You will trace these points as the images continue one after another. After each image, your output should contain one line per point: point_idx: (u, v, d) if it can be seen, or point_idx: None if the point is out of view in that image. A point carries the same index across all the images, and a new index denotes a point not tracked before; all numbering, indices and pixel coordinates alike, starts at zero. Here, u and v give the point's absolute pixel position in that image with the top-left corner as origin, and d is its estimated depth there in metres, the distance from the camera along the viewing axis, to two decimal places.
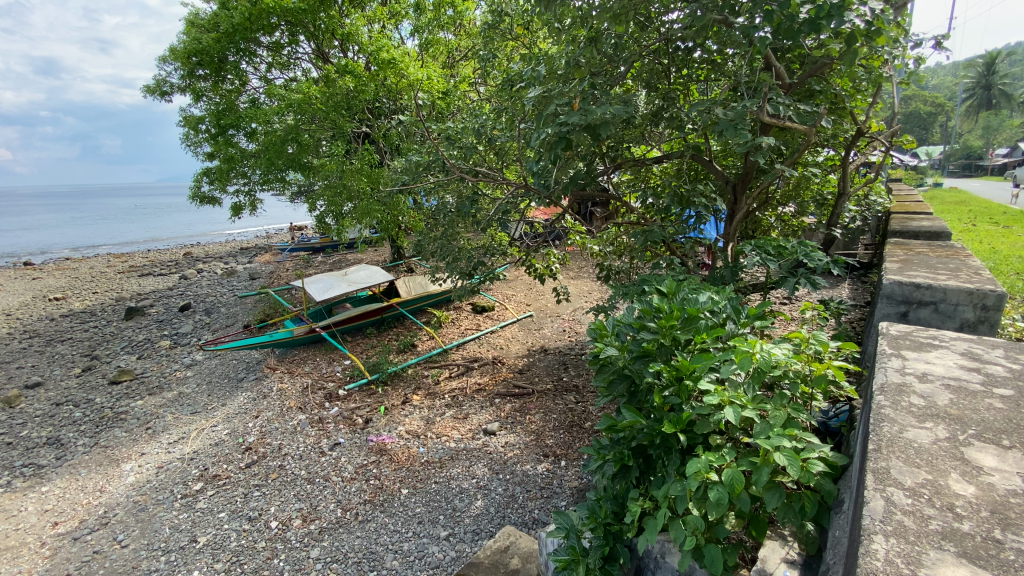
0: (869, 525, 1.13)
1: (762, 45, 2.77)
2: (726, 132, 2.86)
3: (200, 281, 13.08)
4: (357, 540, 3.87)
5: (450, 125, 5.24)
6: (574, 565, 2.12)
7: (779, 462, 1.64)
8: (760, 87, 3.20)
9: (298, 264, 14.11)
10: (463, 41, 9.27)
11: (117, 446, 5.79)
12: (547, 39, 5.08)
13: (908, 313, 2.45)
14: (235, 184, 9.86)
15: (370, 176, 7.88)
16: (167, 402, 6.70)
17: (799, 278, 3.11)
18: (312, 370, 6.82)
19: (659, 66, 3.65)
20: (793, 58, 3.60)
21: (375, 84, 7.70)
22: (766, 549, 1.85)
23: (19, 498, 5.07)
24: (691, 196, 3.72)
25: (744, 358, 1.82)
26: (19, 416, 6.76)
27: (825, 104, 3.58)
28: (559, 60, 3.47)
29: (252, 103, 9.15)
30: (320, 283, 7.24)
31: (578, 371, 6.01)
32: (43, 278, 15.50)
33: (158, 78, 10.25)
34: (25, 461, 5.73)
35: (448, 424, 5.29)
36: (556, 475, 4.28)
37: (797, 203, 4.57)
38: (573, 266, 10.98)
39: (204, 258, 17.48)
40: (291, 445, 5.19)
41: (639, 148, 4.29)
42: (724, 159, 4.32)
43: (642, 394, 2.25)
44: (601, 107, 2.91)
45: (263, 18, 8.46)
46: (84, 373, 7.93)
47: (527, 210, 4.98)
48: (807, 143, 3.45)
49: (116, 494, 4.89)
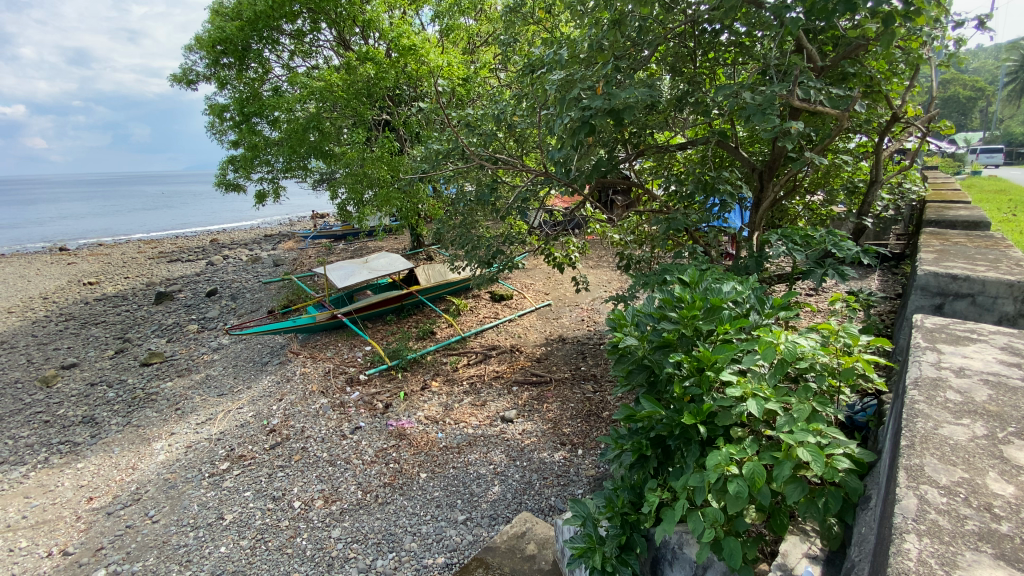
0: (901, 523, 1.10)
1: (795, 27, 2.65)
2: (753, 118, 2.79)
3: (226, 267, 13.40)
4: (377, 522, 3.95)
5: (470, 112, 5.21)
6: (591, 553, 2.12)
7: (802, 456, 1.60)
8: (790, 70, 3.09)
9: (321, 251, 14.34)
10: (484, 26, 9.17)
11: (149, 426, 6.02)
12: (570, 23, 4.97)
13: (944, 305, 2.36)
14: (259, 172, 10.01)
15: (390, 163, 7.93)
16: (195, 384, 6.92)
17: (827, 269, 2.98)
18: (334, 356, 6.93)
19: (685, 49, 3.54)
20: (826, 39, 3.47)
21: (395, 71, 7.68)
22: (787, 544, 1.83)
23: (57, 474, 5.32)
24: (716, 182, 3.57)
25: (769, 349, 1.79)
26: (56, 396, 7.07)
27: (858, 87, 3.47)
28: (582, 43, 3.37)
29: (275, 90, 9.23)
30: (341, 269, 7.34)
31: (596, 360, 5.99)
32: (78, 262, 16.11)
33: (184, 67, 10.43)
34: (62, 438, 6.00)
35: (466, 410, 5.35)
36: (573, 463, 4.30)
37: (825, 191, 4.44)
38: (592, 255, 10.89)
39: (230, 245, 17.86)
40: (313, 428, 5.30)
41: (663, 134, 4.20)
42: (751, 146, 4.19)
43: (661, 384, 2.21)
44: (625, 91, 2.84)
45: (285, 5, 8.51)
46: (117, 355, 8.23)
47: (546, 198, 4.92)
48: (838, 129, 3.30)
49: (147, 471, 5.08)
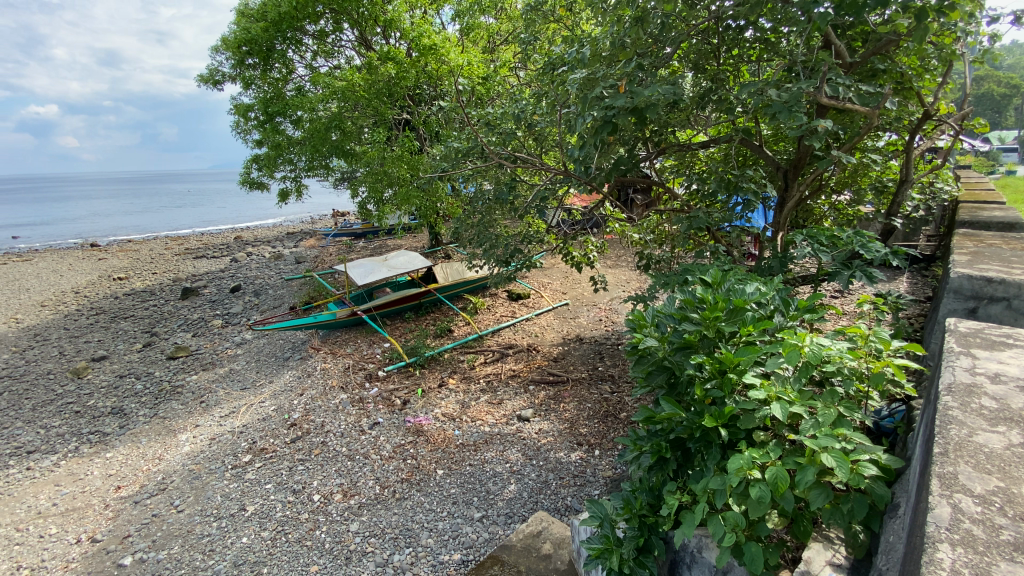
0: (934, 532, 1.08)
1: (824, 22, 2.59)
2: (779, 115, 2.73)
3: (250, 264, 13.67)
4: (394, 517, 4.00)
5: (490, 111, 5.22)
6: (608, 555, 2.12)
7: (827, 462, 1.57)
8: (818, 67, 3.02)
9: (341, 249, 14.53)
10: (504, 25, 9.17)
11: (174, 418, 6.19)
12: (590, 21, 4.93)
13: (978, 309, 2.28)
14: (282, 171, 10.18)
15: (410, 162, 8.00)
16: (218, 378, 7.09)
17: (854, 271, 2.90)
18: (353, 352, 7.03)
19: (708, 46, 3.49)
20: (855, 35, 3.39)
21: (416, 70, 7.72)
22: (810, 551, 1.79)
23: (87, 463, 5.51)
24: (739, 181, 3.51)
25: (793, 352, 1.77)
26: (87, 387, 7.31)
27: (888, 84, 3.37)
28: (604, 41, 3.33)
29: (298, 90, 9.37)
30: (361, 267, 7.42)
31: (614, 361, 5.96)
32: (108, 258, 16.64)
33: (211, 68, 10.66)
34: (92, 428, 6.21)
35: (483, 408, 5.37)
36: (590, 463, 4.28)
37: (852, 190, 4.33)
38: (611, 255, 10.82)
39: (253, 242, 18.23)
40: (333, 423, 5.37)
41: (685, 132, 4.15)
42: (775, 144, 4.12)
43: (682, 386, 2.18)
44: (647, 90, 2.81)
45: (309, 6, 8.63)
46: (145, 348, 8.48)
47: (565, 197, 4.91)
48: (867, 127, 3.22)
49: (173, 462, 5.22)
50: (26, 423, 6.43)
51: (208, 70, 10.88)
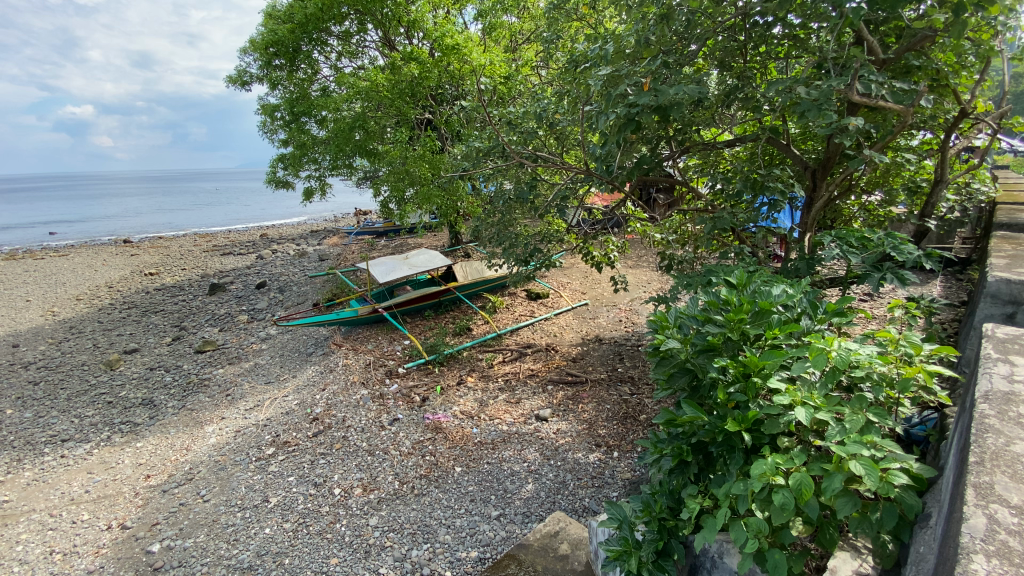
0: (968, 543, 1.05)
1: (858, 17, 2.50)
2: (808, 114, 2.67)
3: (275, 261, 13.97)
4: (413, 512, 4.04)
5: (512, 110, 5.22)
6: (627, 557, 2.10)
7: (855, 470, 1.52)
8: (850, 64, 2.95)
9: (364, 247, 14.73)
10: (526, 24, 9.16)
11: (201, 410, 6.37)
12: (614, 19, 4.89)
13: (1017, 314, 2.19)
14: (307, 170, 10.37)
15: (431, 162, 8.05)
16: (244, 371, 7.26)
17: (885, 273, 2.81)
18: (374, 349, 7.11)
19: (734, 43, 3.42)
20: (889, 31, 3.29)
21: (439, 70, 7.75)
22: (836, 559, 1.75)
23: (119, 452, 5.70)
24: (765, 181, 3.44)
25: (820, 357, 1.72)
26: (120, 378, 7.58)
27: (923, 81, 3.26)
28: (628, 39, 3.30)
29: (323, 90, 9.51)
30: (383, 265, 7.51)
31: (634, 362, 5.91)
32: (140, 254, 17.20)
33: (239, 69, 10.91)
34: (124, 418, 6.43)
35: (501, 407, 5.39)
36: (608, 465, 4.26)
37: (884, 191, 4.20)
38: (632, 255, 10.73)
39: (278, 239, 18.60)
40: (354, 418, 5.45)
41: (710, 130, 4.08)
42: (803, 143, 4.02)
43: (704, 389, 2.14)
44: (672, 88, 2.78)
45: (334, 7, 8.75)
46: (174, 342, 8.74)
47: (586, 197, 4.88)
48: (901, 125, 3.11)
49: (199, 453, 5.37)
50: (62, 412, 6.70)
51: (236, 71, 11.13)
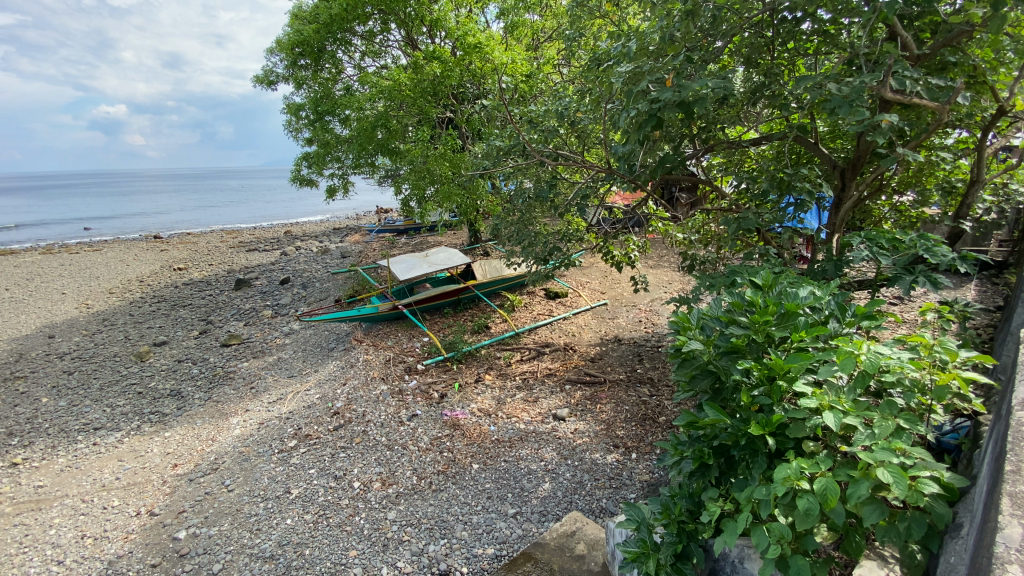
0: (1005, 553, 1.03)
1: (892, 11, 2.42)
2: (839, 110, 2.59)
3: (298, 258, 14.23)
4: (431, 507, 4.08)
5: (533, 108, 5.21)
6: (645, 559, 2.09)
7: (883, 477, 1.49)
8: (882, 59, 2.86)
9: (385, 244, 14.88)
10: (548, 22, 9.13)
11: (227, 402, 6.54)
12: (638, 15, 4.83)
13: None
14: (331, 168, 10.52)
15: (452, 160, 8.10)
16: (268, 365, 7.43)
17: (917, 277, 2.72)
18: (394, 345, 7.19)
19: (761, 39, 3.34)
20: (924, 26, 3.18)
21: (460, 68, 7.79)
22: (862, 568, 1.71)
23: (148, 441, 5.89)
24: (792, 180, 3.35)
25: (847, 360, 1.68)
26: (149, 369, 7.83)
27: (959, 78, 3.14)
28: (651, 36, 3.25)
29: (346, 90, 9.63)
30: (403, 263, 7.58)
31: (653, 364, 5.85)
32: (169, 249, 17.72)
33: (266, 69, 11.12)
34: (153, 408, 6.64)
35: (518, 405, 5.40)
36: (626, 466, 4.23)
37: (917, 191, 4.07)
38: (653, 255, 10.62)
39: (301, 236, 18.96)
40: (373, 413, 5.52)
41: (735, 129, 4.01)
42: (832, 141, 3.91)
43: (727, 391, 2.11)
44: (696, 84, 2.74)
45: (359, 8, 8.85)
46: (201, 335, 8.98)
47: (606, 196, 4.86)
48: (937, 123, 3.01)
49: (224, 444, 5.51)
50: (95, 401, 6.95)
51: (263, 71, 11.35)
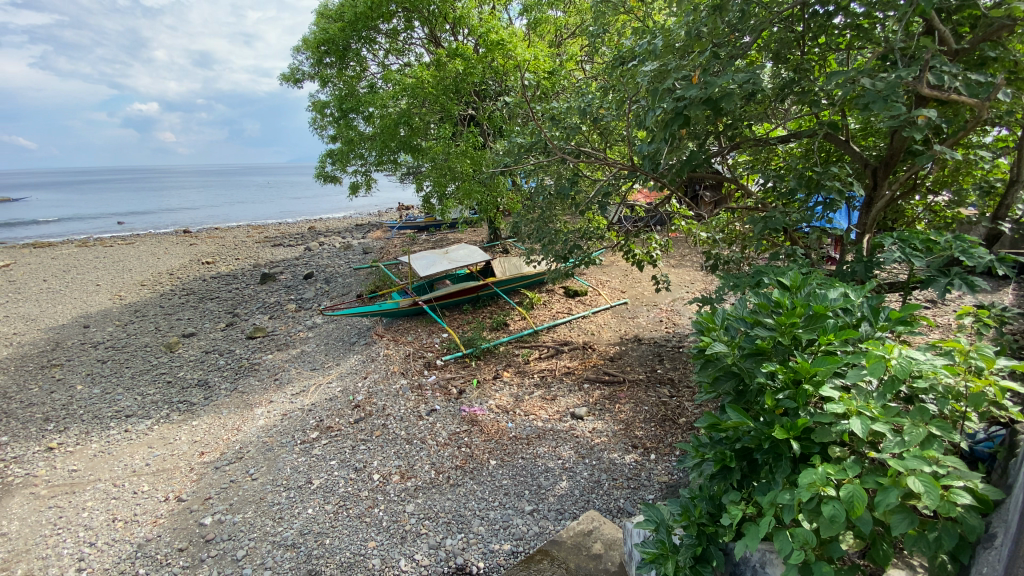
0: None
1: (931, 4, 2.34)
2: (873, 106, 2.51)
3: (322, 253, 14.47)
4: (448, 502, 4.12)
5: (555, 105, 5.18)
6: (663, 560, 2.07)
7: (913, 486, 1.44)
8: (918, 55, 2.77)
9: (406, 241, 15.02)
10: (572, 18, 9.07)
11: (251, 393, 6.70)
12: (663, 10, 4.76)
13: None
14: (354, 166, 10.66)
15: (473, 158, 8.12)
16: (291, 358, 7.58)
17: (952, 279, 2.63)
18: (414, 340, 7.27)
19: (792, 34, 3.25)
20: (963, 19, 3.06)
21: (482, 66, 7.82)
22: None
23: (176, 429, 6.08)
24: (822, 178, 3.26)
25: (877, 364, 1.64)
26: (178, 360, 8.07)
27: (1000, 73, 3.02)
28: (678, 32, 3.20)
29: (370, 87, 9.72)
30: (424, 259, 7.63)
31: (674, 364, 5.79)
32: (198, 243, 18.21)
33: (292, 67, 11.31)
34: (181, 398, 6.84)
35: (536, 403, 5.40)
36: (645, 467, 4.20)
37: (953, 191, 3.92)
38: (675, 254, 10.48)
39: (324, 232, 19.26)
40: (393, 407, 5.59)
41: (762, 126, 3.92)
42: (864, 139, 3.80)
43: (751, 394, 2.07)
44: (723, 79, 2.69)
45: (383, 6, 8.93)
46: (227, 327, 9.21)
47: (628, 193, 4.81)
48: (976, 120, 2.89)
49: (248, 434, 5.64)
50: (126, 390, 7.19)
51: (289, 69, 11.55)
